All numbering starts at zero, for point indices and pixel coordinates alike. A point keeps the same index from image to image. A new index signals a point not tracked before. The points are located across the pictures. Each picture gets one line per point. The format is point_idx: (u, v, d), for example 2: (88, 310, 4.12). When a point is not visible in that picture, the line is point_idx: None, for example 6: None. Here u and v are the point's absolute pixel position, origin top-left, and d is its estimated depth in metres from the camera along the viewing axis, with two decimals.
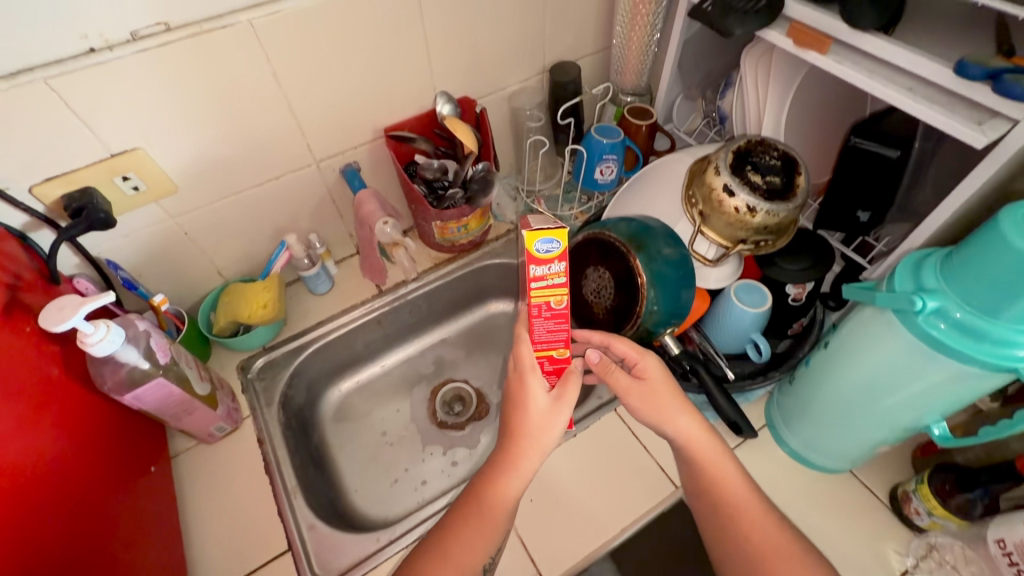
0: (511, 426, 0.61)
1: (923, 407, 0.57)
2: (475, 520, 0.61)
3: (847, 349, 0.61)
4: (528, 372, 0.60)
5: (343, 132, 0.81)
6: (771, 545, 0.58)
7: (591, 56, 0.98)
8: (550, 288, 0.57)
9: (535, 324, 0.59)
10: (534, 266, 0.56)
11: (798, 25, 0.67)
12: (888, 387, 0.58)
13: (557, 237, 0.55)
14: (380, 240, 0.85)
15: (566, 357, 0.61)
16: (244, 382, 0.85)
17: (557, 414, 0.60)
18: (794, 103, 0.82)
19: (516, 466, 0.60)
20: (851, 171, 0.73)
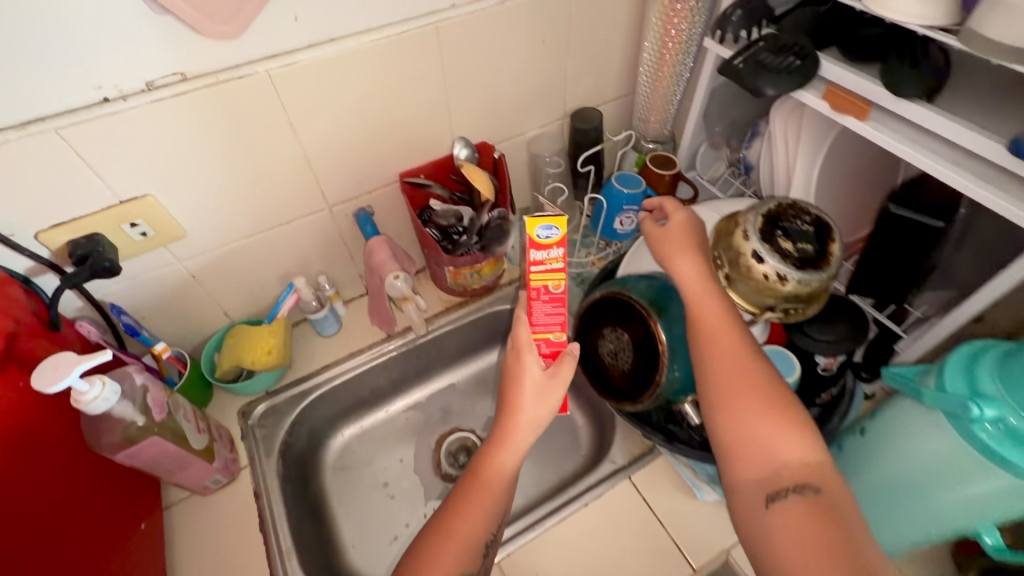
0: (508, 401, 0.65)
1: (973, 513, 0.52)
2: (475, 493, 0.62)
3: (889, 439, 0.58)
4: (523, 349, 0.66)
5: (357, 178, 0.79)
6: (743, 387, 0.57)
7: (613, 101, 0.96)
8: (546, 272, 0.66)
9: (534, 306, 0.67)
10: (535, 250, 0.65)
11: (834, 87, 0.64)
12: (933, 486, 0.54)
13: (555, 224, 0.64)
14: (390, 294, 0.82)
15: (562, 341, 0.68)
16: (245, 428, 0.82)
17: (550, 391, 0.65)
18: (825, 161, 0.79)
19: (510, 437, 0.64)
20: (888, 239, 0.69)
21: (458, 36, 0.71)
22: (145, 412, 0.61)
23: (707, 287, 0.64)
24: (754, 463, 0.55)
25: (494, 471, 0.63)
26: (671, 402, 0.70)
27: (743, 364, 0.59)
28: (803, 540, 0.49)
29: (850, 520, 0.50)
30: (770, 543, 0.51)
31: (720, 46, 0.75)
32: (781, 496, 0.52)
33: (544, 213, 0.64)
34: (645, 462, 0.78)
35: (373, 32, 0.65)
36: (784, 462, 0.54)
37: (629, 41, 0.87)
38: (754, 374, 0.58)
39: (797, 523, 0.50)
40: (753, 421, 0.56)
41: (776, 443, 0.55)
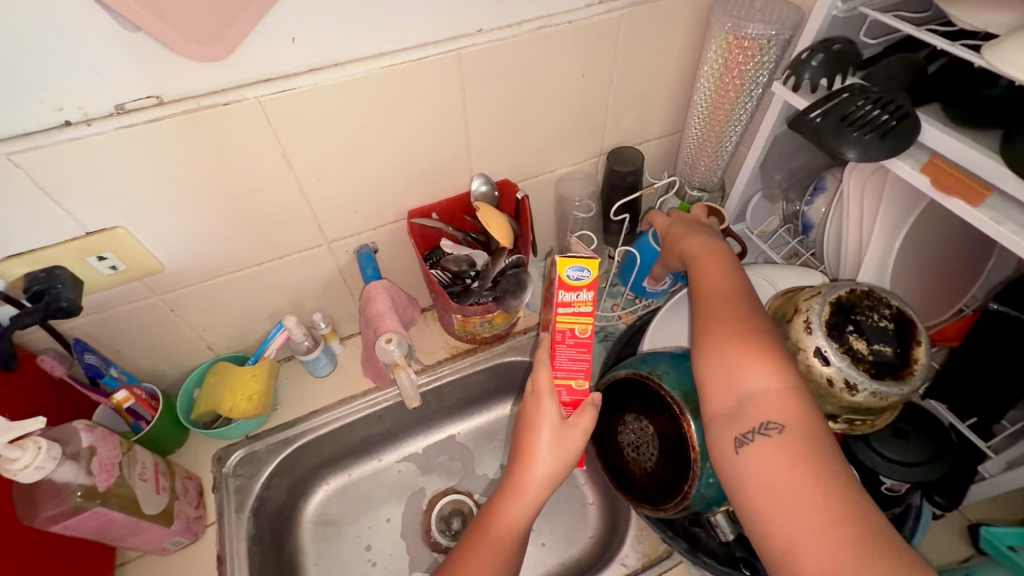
0: (521, 450, 0.61)
1: None
2: (482, 550, 0.58)
3: None
4: (544, 395, 0.61)
5: (361, 215, 0.71)
6: (722, 324, 0.57)
7: (657, 140, 0.85)
8: (575, 314, 0.60)
9: (557, 350, 0.62)
10: (562, 291, 0.59)
11: (938, 160, 0.53)
12: None
13: (588, 266, 0.58)
14: (381, 358, 0.73)
15: (584, 390, 0.63)
16: (217, 477, 0.75)
17: (569, 442, 0.60)
18: (910, 234, 0.66)
19: (523, 490, 0.59)
20: (988, 344, 0.57)
21: (482, 67, 0.62)
22: (89, 476, 0.53)
23: (708, 255, 0.66)
24: (720, 396, 0.53)
25: (501, 527, 0.59)
26: (700, 511, 0.59)
27: (730, 309, 0.58)
28: (773, 476, 0.47)
29: (822, 452, 0.47)
30: (741, 482, 0.49)
31: (793, 93, 0.63)
32: (749, 438, 0.49)
33: (575, 252, 0.58)
34: (662, 569, 0.67)
35: (384, 58, 0.56)
36: (751, 394, 0.51)
37: (680, 77, 0.76)
38: (738, 316, 0.57)
39: (766, 461, 0.48)
40: (725, 354, 0.54)
41: (745, 380, 0.52)
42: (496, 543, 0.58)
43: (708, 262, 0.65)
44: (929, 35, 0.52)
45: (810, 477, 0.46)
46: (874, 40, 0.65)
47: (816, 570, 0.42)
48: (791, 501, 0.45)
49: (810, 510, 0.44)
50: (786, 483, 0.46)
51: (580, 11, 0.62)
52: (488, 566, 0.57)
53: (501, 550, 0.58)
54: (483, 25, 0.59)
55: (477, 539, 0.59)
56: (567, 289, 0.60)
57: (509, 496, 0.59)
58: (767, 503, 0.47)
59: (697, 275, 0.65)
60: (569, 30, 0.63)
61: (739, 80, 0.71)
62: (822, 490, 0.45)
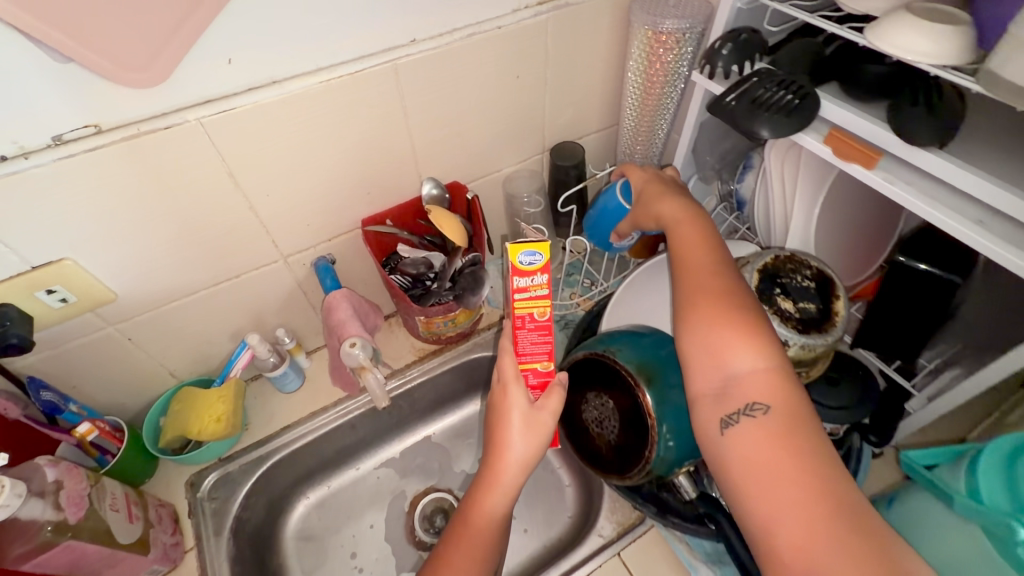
0: (493, 444, 0.63)
1: None
2: (464, 542, 0.61)
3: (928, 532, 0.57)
4: (510, 381, 0.64)
5: (315, 227, 0.72)
6: (706, 301, 0.59)
7: (595, 134, 0.89)
8: (533, 298, 0.63)
9: (520, 335, 0.65)
10: (517, 277, 0.62)
11: (838, 131, 0.58)
12: None
13: (539, 250, 0.62)
14: (346, 363, 0.74)
15: (549, 371, 0.66)
16: (192, 502, 0.74)
17: (540, 426, 0.63)
18: (825, 201, 0.72)
19: (498, 481, 0.62)
20: (898, 293, 0.63)
21: (419, 75, 0.64)
22: (58, 511, 0.53)
23: (685, 223, 0.68)
24: (707, 378, 0.56)
25: (479, 518, 0.61)
26: (664, 475, 0.63)
27: (714, 286, 0.60)
28: (755, 456, 0.50)
29: (805, 426, 0.51)
30: (725, 463, 0.52)
31: (710, 81, 0.68)
32: (734, 419, 0.53)
33: (526, 239, 0.61)
34: (635, 535, 0.71)
35: (322, 73, 0.58)
36: (735, 374, 0.55)
37: (610, 72, 0.81)
38: (722, 290, 0.59)
39: (750, 441, 0.51)
40: (710, 335, 0.57)
41: (729, 360, 0.55)
42: (474, 533, 0.61)
43: (688, 236, 0.67)
44: (819, 21, 0.58)
45: (790, 456, 0.49)
46: (776, 28, 0.71)
47: (791, 544, 0.46)
48: (772, 479, 0.49)
49: (790, 484, 0.48)
50: (771, 460, 0.49)
51: (507, 17, 0.66)
52: (471, 557, 0.60)
53: (483, 541, 0.61)
54: (416, 36, 0.62)
55: (458, 534, 0.61)
56: (521, 275, 0.63)
57: (486, 489, 0.62)
58: (750, 479, 0.50)
59: (679, 250, 0.67)
60: (499, 35, 0.66)
61: (664, 72, 0.77)
62: (803, 465, 0.48)
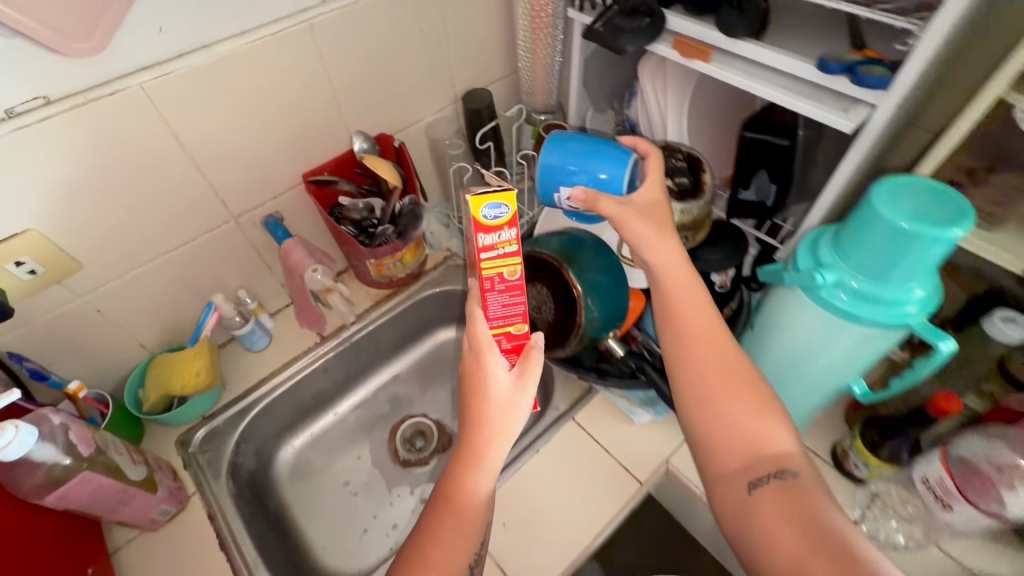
0: (471, 418, 0.54)
1: (848, 365, 0.60)
2: (448, 520, 0.53)
3: (772, 324, 0.63)
4: (485, 350, 0.55)
5: (259, 185, 0.79)
6: (716, 368, 0.56)
7: (500, 80, 1.01)
8: (501, 257, 0.53)
9: (488, 299, 0.55)
10: (481, 234, 0.52)
11: (682, 38, 0.73)
12: (818, 353, 0.60)
13: (504, 201, 0.51)
14: (312, 288, 0.86)
15: (525, 333, 0.58)
16: (186, 457, 0.80)
17: (519, 397, 0.55)
18: (692, 107, 0.87)
19: (482, 457, 0.54)
20: (751, 162, 0.79)
21: (334, 31, 0.73)
22: (71, 449, 0.59)
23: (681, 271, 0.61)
24: (737, 452, 0.53)
25: (463, 495, 0.54)
26: (597, 339, 0.77)
27: (721, 352, 0.57)
28: (779, 516, 0.48)
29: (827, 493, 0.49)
30: (749, 519, 0.49)
31: (581, 14, 0.83)
32: (762, 482, 0.50)
33: (489, 188, 0.51)
34: (584, 403, 0.84)
35: (246, 35, 0.66)
36: (761, 444, 0.53)
37: (502, 21, 0.92)
38: (730, 359, 0.57)
39: (779, 502, 0.48)
40: (736, 410, 0.54)
41: (751, 424, 0.53)
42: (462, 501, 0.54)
43: (684, 287, 0.60)
44: None
45: (810, 508, 0.47)
46: None
47: None
48: (795, 536, 0.46)
49: (812, 539, 0.45)
50: (793, 516, 0.47)
51: None
52: (458, 534, 0.54)
53: (469, 521, 0.54)
54: None
55: (440, 511, 0.54)
56: (486, 231, 0.53)
57: (468, 466, 0.54)
58: (771, 537, 0.47)
59: (675, 300, 0.60)
60: None
61: (546, 14, 0.85)
62: (823, 514, 0.46)
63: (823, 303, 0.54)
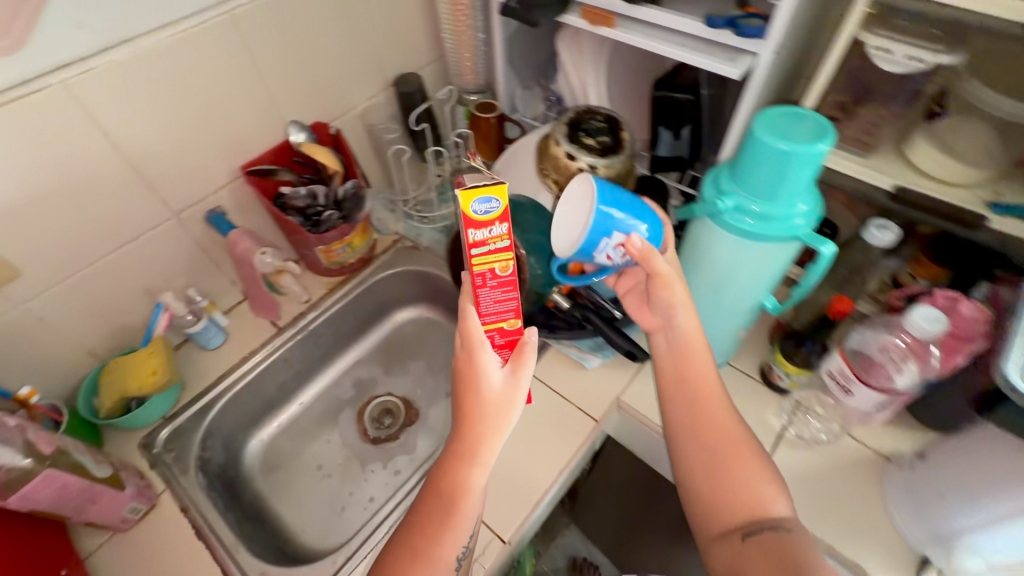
0: (464, 412, 0.55)
1: (757, 283, 0.68)
2: (438, 512, 0.55)
3: (692, 257, 0.70)
4: (478, 347, 0.54)
5: (198, 180, 0.80)
6: (720, 430, 0.60)
7: (428, 65, 1.05)
8: (493, 254, 0.54)
9: (480, 294, 0.56)
10: (472, 229, 0.53)
11: (588, 8, 0.78)
12: (732, 276, 0.68)
13: (495, 195, 0.53)
14: (264, 272, 0.88)
15: (517, 327, 0.58)
16: (151, 458, 0.80)
17: (508, 396, 0.55)
18: (607, 75, 0.94)
19: (475, 454, 0.54)
20: (665, 118, 0.86)
21: (257, 22, 0.75)
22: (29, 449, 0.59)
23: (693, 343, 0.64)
24: (734, 508, 0.56)
25: (455, 488, 0.55)
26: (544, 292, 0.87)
27: (727, 420, 0.61)
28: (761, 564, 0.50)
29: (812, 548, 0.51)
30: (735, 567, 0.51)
31: None
32: (754, 533, 0.53)
33: (477, 183, 0.52)
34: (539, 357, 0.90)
35: (168, 28, 0.67)
36: (756, 501, 0.56)
37: (424, 6, 0.96)
38: (734, 425, 0.60)
39: (767, 551, 0.51)
40: (736, 470, 0.57)
41: (747, 482, 0.57)
42: (455, 496, 0.55)
43: (696, 359, 0.64)
44: None
45: (792, 555, 0.50)
46: None
47: None
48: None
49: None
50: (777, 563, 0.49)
51: None
52: (449, 529, 0.56)
53: (461, 515, 0.56)
54: None
55: (433, 504, 0.56)
56: (477, 227, 0.54)
57: (462, 460, 0.55)
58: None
59: (687, 367, 0.63)
60: None
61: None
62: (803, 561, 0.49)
63: (731, 228, 0.61)
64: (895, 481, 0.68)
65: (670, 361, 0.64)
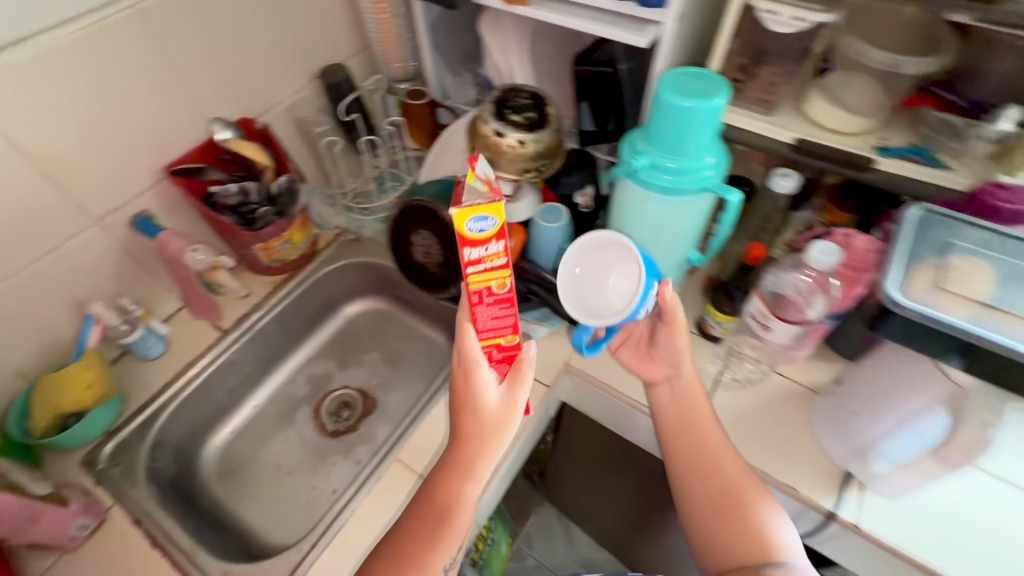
0: (460, 429, 0.61)
1: (680, 235, 0.72)
2: (431, 521, 0.61)
3: (619, 219, 0.74)
4: (474, 364, 0.59)
5: (119, 183, 0.78)
6: (730, 475, 0.66)
7: (355, 55, 1.04)
8: (489, 270, 0.58)
9: (477, 311, 0.60)
10: (467, 247, 0.57)
11: None
12: (657, 231, 0.72)
13: (489, 214, 0.57)
14: (197, 269, 0.86)
15: (515, 343, 0.62)
16: (96, 474, 0.77)
17: (503, 413, 0.60)
18: (531, 53, 0.97)
19: (470, 468, 0.60)
20: (589, 92, 0.89)
21: (167, 16, 0.73)
22: None
23: (695, 398, 0.71)
24: (742, 546, 0.63)
25: (451, 503, 0.61)
26: None
27: (734, 469, 0.67)
28: None
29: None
30: None
31: None
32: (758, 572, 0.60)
33: (473, 202, 0.56)
34: None
35: (68, 24, 0.65)
36: (759, 537, 0.63)
37: None
38: (740, 471, 0.67)
39: None
40: (742, 511, 0.64)
41: (752, 521, 0.64)
42: (449, 508, 0.61)
43: (701, 413, 0.70)
44: None
45: None
46: None
47: None
48: None
49: None
50: None
51: None
52: (440, 540, 0.60)
53: (452, 529, 0.60)
54: None
55: (427, 515, 0.61)
56: (473, 245, 0.58)
57: (458, 475, 0.60)
58: None
59: (695, 422, 0.70)
60: None
61: None
62: None
63: (648, 185, 0.65)
64: (819, 407, 0.74)
65: (678, 415, 0.71)
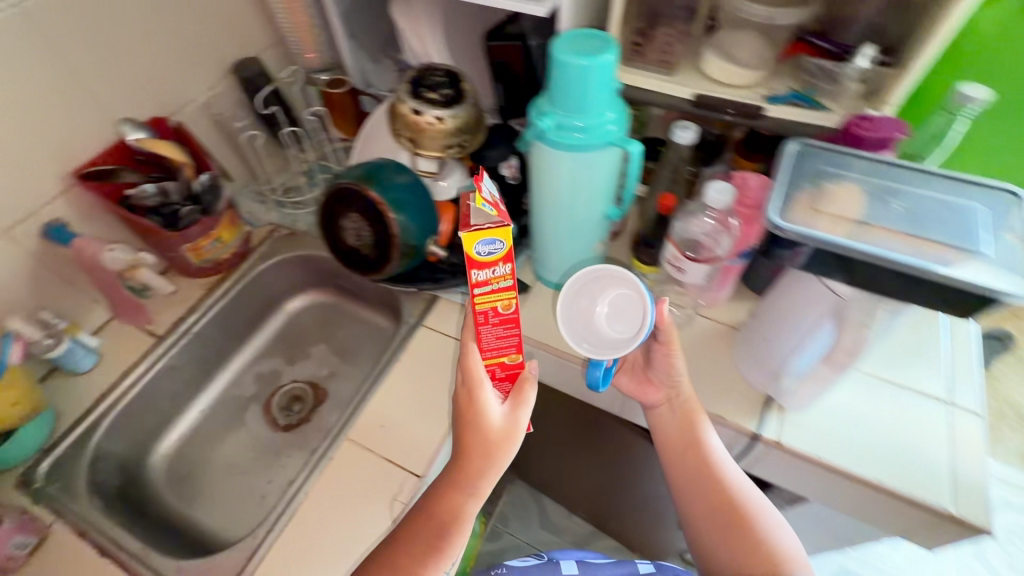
0: (464, 444, 0.60)
1: (597, 192, 0.76)
2: (428, 534, 0.60)
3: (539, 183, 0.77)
4: (478, 384, 0.60)
5: (22, 192, 0.75)
6: (732, 492, 0.70)
7: (268, 48, 1.03)
8: (495, 291, 0.58)
9: (483, 331, 0.60)
10: (475, 270, 0.55)
11: None
12: (575, 189, 0.76)
13: (499, 238, 0.54)
14: (115, 268, 0.84)
15: (518, 362, 0.63)
16: (32, 493, 0.74)
17: (511, 434, 0.60)
18: (444, 34, 0.99)
19: (478, 486, 0.60)
20: (504, 67, 0.92)
21: (57, 14, 0.71)
22: None
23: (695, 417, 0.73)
24: (747, 556, 0.67)
25: (451, 516, 0.60)
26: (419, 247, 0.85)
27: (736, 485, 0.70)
28: None
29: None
30: None
31: None
32: None
33: (483, 227, 0.53)
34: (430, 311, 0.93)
35: None
36: (763, 547, 0.66)
37: None
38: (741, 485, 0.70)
39: None
40: (747, 524, 0.68)
41: (755, 532, 0.67)
42: (451, 523, 0.60)
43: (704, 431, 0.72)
44: None
45: None
46: None
47: None
48: None
49: None
50: None
51: None
52: (436, 553, 0.60)
53: (444, 541, 0.60)
54: None
55: (424, 529, 0.61)
56: (480, 266, 0.56)
57: (456, 489, 0.60)
58: None
59: (697, 440, 0.72)
60: None
61: None
62: None
63: (558, 145, 0.68)
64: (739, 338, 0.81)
65: (679, 434, 0.72)
